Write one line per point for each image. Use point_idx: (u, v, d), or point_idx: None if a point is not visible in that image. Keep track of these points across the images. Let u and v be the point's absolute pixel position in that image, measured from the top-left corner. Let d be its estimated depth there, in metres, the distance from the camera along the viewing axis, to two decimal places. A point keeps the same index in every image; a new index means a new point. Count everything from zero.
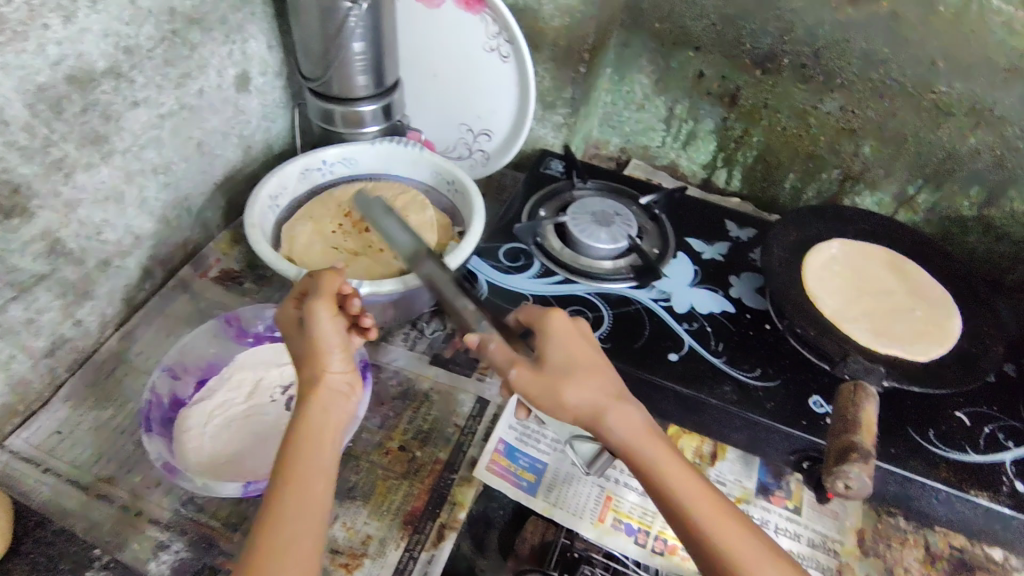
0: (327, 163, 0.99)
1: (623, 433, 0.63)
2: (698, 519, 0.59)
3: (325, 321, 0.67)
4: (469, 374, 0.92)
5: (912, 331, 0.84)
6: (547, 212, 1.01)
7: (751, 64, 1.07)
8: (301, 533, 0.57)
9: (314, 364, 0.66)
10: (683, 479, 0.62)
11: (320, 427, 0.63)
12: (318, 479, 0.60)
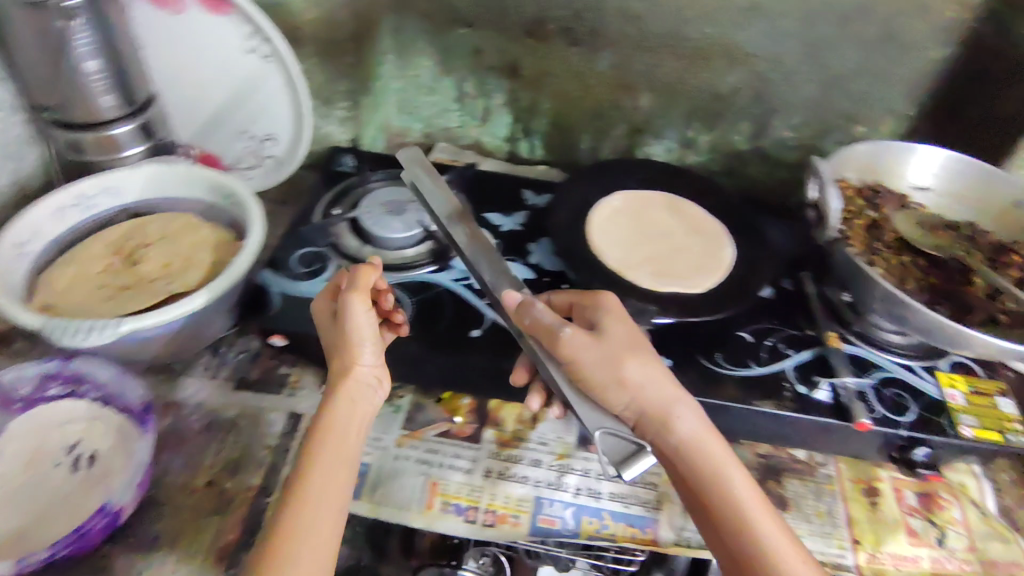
0: (85, 198, 0.90)
1: (691, 428, 0.71)
2: (723, 486, 0.68)
3: (362, 316, 0.74)
4: (279, 392, 0.89)
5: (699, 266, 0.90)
6: (340, 210, 0.98)
7: (522, 33, 1.09)
8: (324, 506, 0.64)
9: (346, 357, 0.74)
10: (711, 452, 0.70)
11: (351, 417, 0.72)
12: (337, 468, 0.67)
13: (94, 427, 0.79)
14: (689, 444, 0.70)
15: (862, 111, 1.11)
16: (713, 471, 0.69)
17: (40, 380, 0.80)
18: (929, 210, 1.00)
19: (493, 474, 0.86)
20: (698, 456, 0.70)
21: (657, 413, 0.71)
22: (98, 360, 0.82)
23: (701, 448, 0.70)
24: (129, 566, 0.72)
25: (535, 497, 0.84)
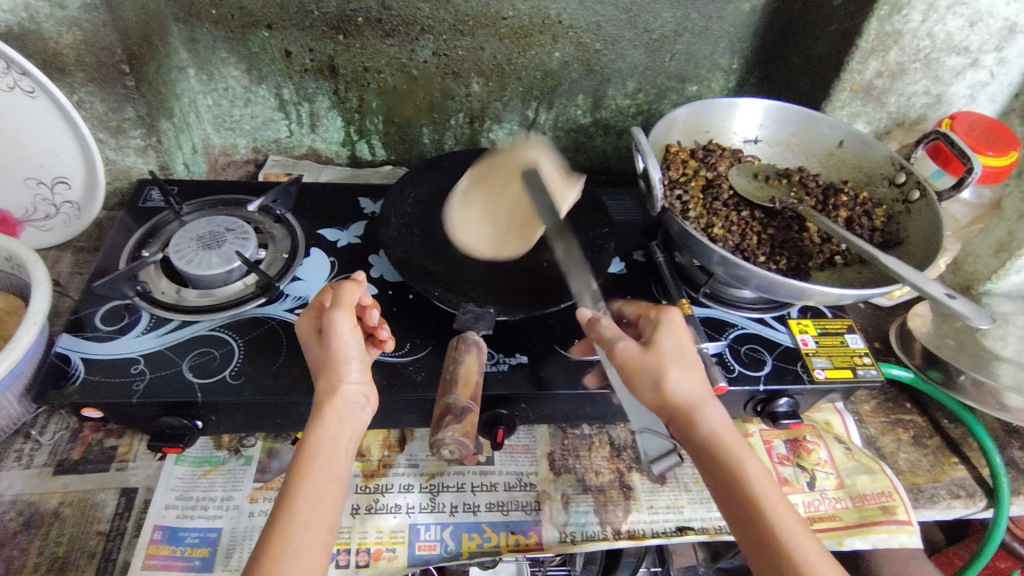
0: None
1: (716, 433, 0.66)
2: (739, 486, 0.63)
3: (347, 333, 0.68)
4: (107, 468, 0.79)
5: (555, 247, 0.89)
6: (149, 252, 0.88)
7: (328, 30, 1.01)
8: (314, 532, 0.59)
9: (330, 374, 0.68)
10: (738, 445, 0.66)
11: (339, 436, 0.65)
12: (328, 486, 0.62)
13: None
14: (709, 451, 0.65)
15: (691, 70, 1.11)
16: (727, 469, 0.64)
17: None
18: (762, 161, 1.02)
19: (361, 510, 0.80)
20: (720, 460, 0.65)
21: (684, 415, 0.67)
22: None
23: (719, 450, 0.65)
24: None
25: (410, 525, 0.79)
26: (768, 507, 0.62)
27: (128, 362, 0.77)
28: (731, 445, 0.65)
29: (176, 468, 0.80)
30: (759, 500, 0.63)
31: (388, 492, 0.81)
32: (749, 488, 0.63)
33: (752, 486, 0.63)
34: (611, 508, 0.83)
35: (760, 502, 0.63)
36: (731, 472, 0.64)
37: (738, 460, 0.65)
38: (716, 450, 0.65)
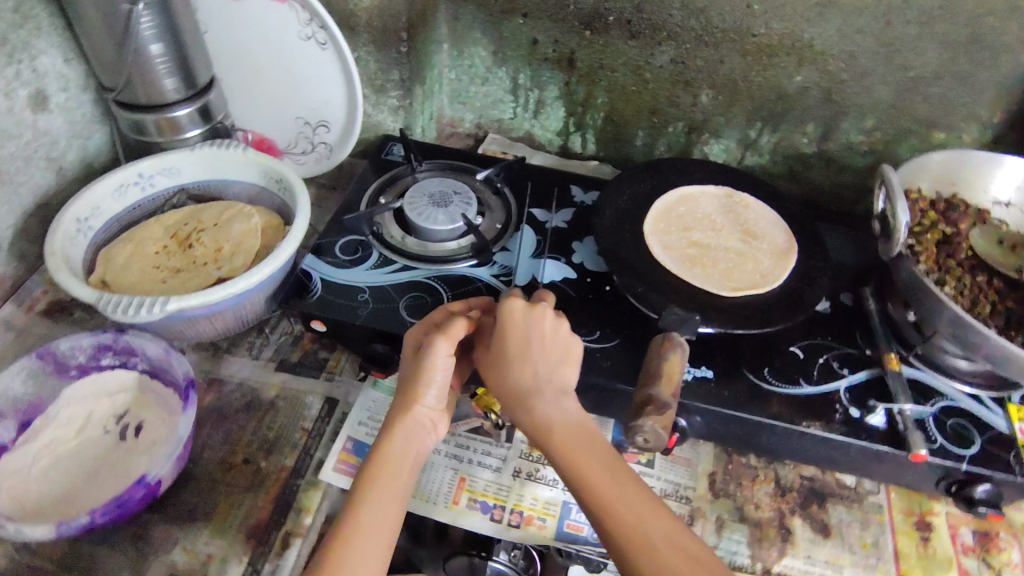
0: (145, 177, 0.92)
1: (549, 423, 0.69)
2: (577, 459, 0.67)
3: (441, 357, 0.71)
4: (318, 375, 0.90)
5: (771, 256, 0.89)
6: (386, 199, 0.98)
7: (579, 25, 1.06)
8: (372, 542, 0.64)
9: (409, 396, 0.72)
10: (580, 436, 0.69)
11: (402, 461, 0.70)
12: (391, 502, 0.67)
13: (141, 398, 0.82)
14: (543, 433, 0.69)
15: (944, 117, 1.03)
16: (558, 453, 0.68)
17: (95, 350, 0.83)
18: (1011, 227, 0.92)
19: (522, 474, 0.84)
20: (557, 445, 0.68)
21: (520, 399, 0.70)
22: (145, 335, 0.83)
23: (563, 436, 0.68)
24: (165, 539, 0.73)
25: (563, 501, 0.82)
26: (603, 489, 0.65)
27: (356, 289, 0.87)
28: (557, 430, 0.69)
29: (372, 391, 0.89)
30: (598, 481, 0.66)
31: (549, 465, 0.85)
32: (577, 476, 0.66)
33: (595, 473, 0.66)
34: (766, 545, 0.80)
35: (586, 487, 0.66)
36: (586, 470, 0.67)
37: (581, 443, 0.68)
38: (563, 437, 0.68)
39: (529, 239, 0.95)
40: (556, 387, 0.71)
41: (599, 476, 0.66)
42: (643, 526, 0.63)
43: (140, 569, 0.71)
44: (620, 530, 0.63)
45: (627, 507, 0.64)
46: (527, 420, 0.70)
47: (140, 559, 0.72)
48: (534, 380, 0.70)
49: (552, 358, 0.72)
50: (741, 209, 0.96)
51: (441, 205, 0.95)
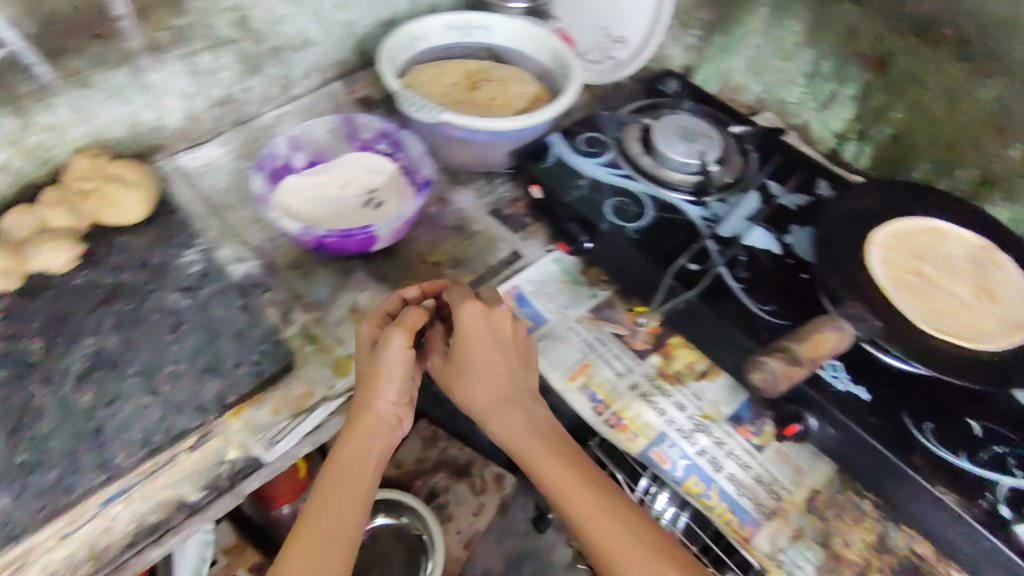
0: (468, 27, 1.11)
1: (514, 433, 0.77)
2: (543, 463, 0.75)
3: (395, 349, 0.76)
4: (514, 233, 1.01)
5: (998, 324, 0.80)
6: (641, 119, 1.06)
7: (909, 30, 1.02)
8: (331, 550, 0.71)
9: (367, 397, 0.77)
10: (545, 448, 0.76)
11: (366, 454, 0.76)
12: (347, 495, 0.74)
13: (389, 183, 1.01)
14: (510, 441, 0.78)
15: None
16: (528, 460, 0.76)
17: (379, 134, 1.06)
18: None
19: (637, 391, 0.87)
20: (529, 452, 0.76)
21: (480, 406, 0.78)
22: (414, 138, 1.04)
23: (528, 441, 0.77)
24: (361, 283, 0.94)
25: (661, 431, 0.84)
26: (572, 493, 0.74)
27: (579, 174, 0.96)
28: (514, 429, 0.77)
29: (551, 263, 0.98)
30: (567, 484, 0.74)
31: (666, 397, 0.87)
32: (550, 484, 0.75)
33: (555, 475, 0.75)
34: None
35: (553, 489, 0.74)
36: (548, 471, 0.75)
37: (548, 449, 0.76)
38: (523, 444, 0.77)
39: (750, 204, 0.96)
40: (517, 399, 0.79)
41: (564, 477, 0.75)
42: (612, 532, 0.71)
43: (337, 291, 0.92)
44: (588, 531, 0.72)
45: (586, 511, 0.72)
46: (498, 426, 0.78)
47: (340, 285, 0.93)
48: (493, 395, 0.78)
49: (497, 362, 0.79)
50: (991, 270, 0.87)
51: (686, 140, 0.99)
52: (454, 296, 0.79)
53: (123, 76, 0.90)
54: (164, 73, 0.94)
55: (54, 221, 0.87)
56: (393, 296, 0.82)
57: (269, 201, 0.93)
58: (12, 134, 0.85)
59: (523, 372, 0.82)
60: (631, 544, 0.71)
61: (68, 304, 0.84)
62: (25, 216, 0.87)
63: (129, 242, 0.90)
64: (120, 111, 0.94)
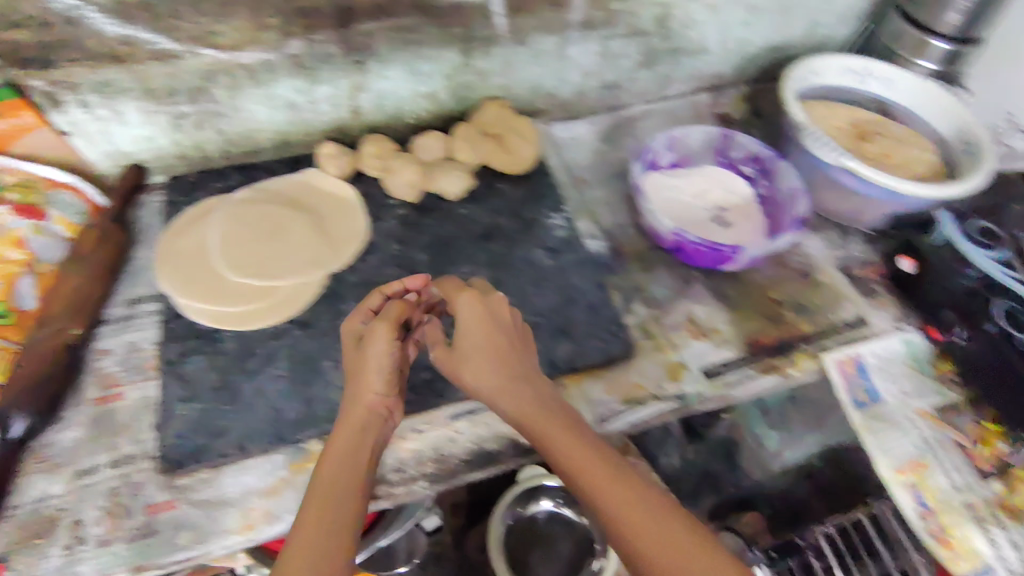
0: (868, 76, 1.06)
1: (517, 410, 0.66)
2: (568, 446, 0.63)
3: (380, 342, 0.68)
4: (864, 296, 0.96)
5: None
6: None
7: None
8: (332, 544, 0.57)
9: (356, 386, 0.67)
10: (540, 418, 0.65)
11: (361, 442, 0.64)
12: (342, 491, 0.60)
13: (745, 209, 1.01)
14: (523, 415, 0.66)
15: None
16: (551, 444, 0.64)
17: (750, 157, 1.04)
18: None
19: (973, 512, 0.80)
20: (540, 425, 0.65)
21: (489, 391, 0.67)
22: (790, 173, 0.99)
23: (546, 420, 0.65)
24: (702, 296, 0.94)
25: (992, 567, 0.76)
26: (582, 466, 0.62)
27: (968, 266, 0.89)
28: (516, 401, 0.66)
29: (899, 344, 0.92)
30: (598, 475, 0.61)
31: (1006, 532, 0.78)
32: (562, 459, 0.63)
33: (582, 459, 0.62)
34: None
35: (580, 479, 0.61)
36: (577, 462, 0.62)
37: (567, 425, 0.65)
38: (543, 428, 0.65)
39: None
40: (526, 378, 0.68)
41: (582, 454, 0.62)
42: (625, 505, 0.59)
43: (678, 296, 0.94)
44: (603, 506, 0.60)
45: (618, 502, 0.59)
46: (512, 410, 0.66)
47: (681, 291, 0.94)
48: (502, 385, 0.67)
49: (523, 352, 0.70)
50: None
51: None
52: (450, 292, 0.73)
53: (553, 41, 0.97)
54: (583, 47, 1.00)
55: (461, 154, 0.96)
56: (372, 290, 0.74)
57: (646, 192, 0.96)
58: (451, 69, 0.95)
59: (513, 313, 0.72)
60: (682, 537, 0.57)
61: (453, 231, 0.93)
62: (439, 141, 0.97)
63: (506, 190, 0.98)
64: (536, 73, 1.01)
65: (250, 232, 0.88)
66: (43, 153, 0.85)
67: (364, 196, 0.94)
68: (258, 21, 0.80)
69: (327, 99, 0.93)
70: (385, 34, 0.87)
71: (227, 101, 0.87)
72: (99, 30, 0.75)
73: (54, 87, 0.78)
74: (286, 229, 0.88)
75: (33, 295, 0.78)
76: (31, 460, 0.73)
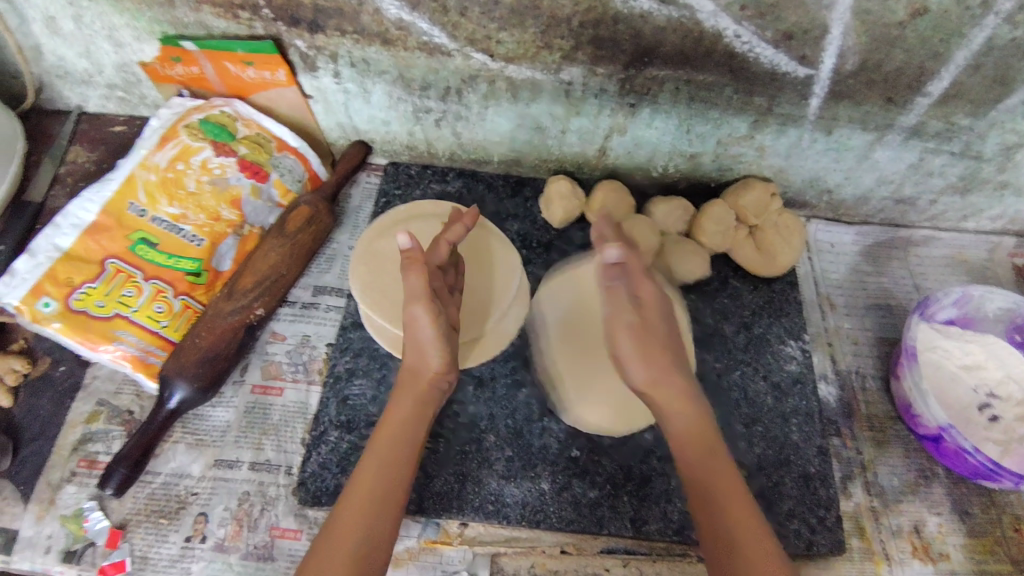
0: None
1: (665, 399, 0.61)
2: (687, 450, 0.59)
3: (426, 327, 0.60)
4: None
5: None
6: None
7: None
8: (381, 507, 0.57)
9: (419, 357, 0.62)
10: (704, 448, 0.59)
11: (419, 415, 0.61)
12: (394, 456, 0.59)
13: None
14: (660, 412, 0.61)
15: None
16: (672, 434, 0.60)
17: None
18: None
19: None
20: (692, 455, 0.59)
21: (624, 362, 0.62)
22: None
23: (675, 422, 0.60)
24: (936, 500, 0.76)
25: None
26: (695, 469, 0.58)
27: None
28: (647, 384, 0.61)
29: None
30: (708, 472, 0.58)
31: None
32: (680, 458, 0.59)
33: (699, 465, 0.58)
34: None
35: (689, 480, 0.58)
36: (691, 473, 0.58)
37: (695, 426, 0.59)
38: (669, 424, 0.61)
39: None
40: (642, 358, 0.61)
41: (699, 464, 0.58)
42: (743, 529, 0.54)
43: (905, 491, 0.76)
44: (705, 499, 0.57)
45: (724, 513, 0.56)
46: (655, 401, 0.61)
47: (911, 485, 0.77)
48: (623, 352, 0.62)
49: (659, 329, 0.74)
50: None
51: None
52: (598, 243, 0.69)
53: (862, 140, 0.79)
54: (893, 154, 0.81)
55: (703, 236, 0.81)
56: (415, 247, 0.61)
57: (917, 361, 0.77)
58: (728, 137, 0.80)
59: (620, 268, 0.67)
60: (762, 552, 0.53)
61: None
62: (680, 213, 0.82)
63: (742, 291, 0.83)
64: (819, 166, 0.84)
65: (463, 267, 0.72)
66: (281, 109, 0.80)
67: (581, 248, 0.84)
68: (544, 40, 0.69)
69: (578, 131, 0.81)
70: (674, 85, 0.73)
71: (475, 108, 0.78)
72: (381, 9, 0.67)
73: (314, 52, 0.72)
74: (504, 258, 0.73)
75: (232, 258, 0.74)
76: (181, 429, 0.70)
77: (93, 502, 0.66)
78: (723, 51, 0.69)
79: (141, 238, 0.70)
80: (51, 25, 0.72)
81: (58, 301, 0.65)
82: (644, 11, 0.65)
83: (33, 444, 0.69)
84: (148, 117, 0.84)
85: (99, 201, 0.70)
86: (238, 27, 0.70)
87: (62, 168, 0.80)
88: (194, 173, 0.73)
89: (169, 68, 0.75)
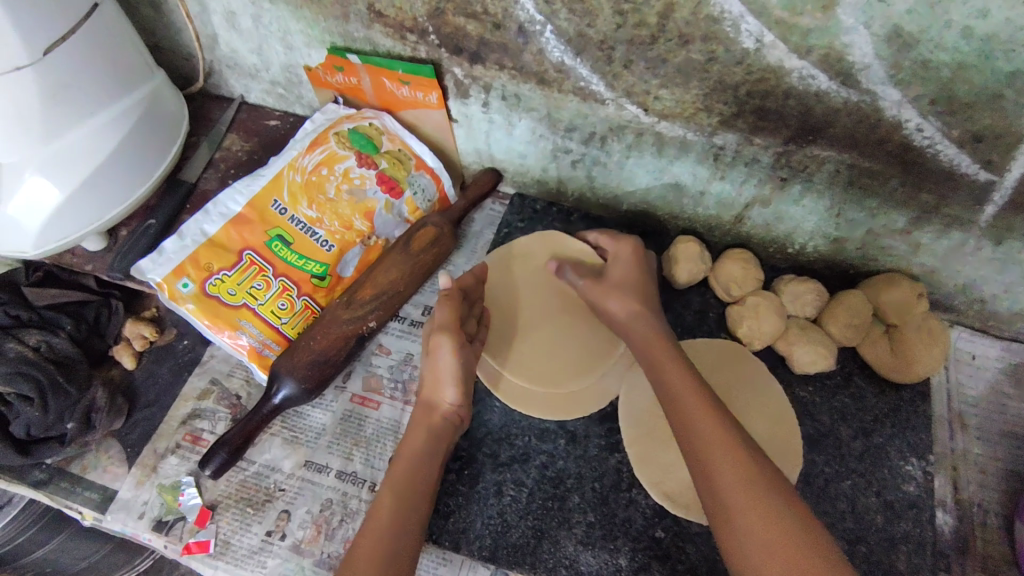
0: None
1: (671, 388, 0.61)
2: (694, 417, 0.57)
3: (446, 353, 0.64)
4: None
5: None
6: None
7: None
8: (400, 532, 0.56)
9: (433, 391, 0.65)
10: (682, 382, 0.61)
11: (434, 450, 0.62)
12: (413, 485, 0.60)
13: None
14: (675, 395, 0.60)
15: None
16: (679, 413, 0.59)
17: None
18: None
19: None
20: (656, 351, 0.65)
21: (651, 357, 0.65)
22: None
23: (688, 400, 0.59)
24: None
25: None
26: (706, 442, 0.55)
27: None
28: (666, 371, 0.63)
29: None
30: (718, 434, 0.56)
31: None
32: (694, 435, 0.57)
33: (708, 429, 0.56)
34: None
35: (696, 450, 0.56)
36: (699, 442, 0.56)
37: (706, 405, 0.59)
38: (679, 401, 0.60)
39: None
40: (662, 358, 0.65)
41: (708, 431, 0.56)
42: (753, 499, 0.51)
43: None
44: (710, 464, 0.54)
45: (732, 475, 0.53)
46: (668, 386, 0.61)
47: None
48: (648, 357, 0.65)
49: (745, 385, 0.75)
50: None
51: None
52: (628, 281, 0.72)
53: None
54: None
55: (834, 327, 0.76)
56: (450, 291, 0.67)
57: None
58: (882, 228, 0.74)
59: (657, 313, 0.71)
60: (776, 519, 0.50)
61: None
62: (813, 297, 0.77)
63: (865, 393, 0.77)
64: (978, 273, 0.76)
65: (526, 318, 0.76)
66: (425, 128, 0.82)
67: (698, 316, 0.81)
68: (705, 102, 0.66)
69: (717, 194, 0.77)
70: (835, 166, 0.69)
71: (616, 157, 0.77)
72: (544, 50, 0.66)
73: (470, 80, 0.73)
74: (554, 289, 0.78)
75: (355, 265, 0.76)
76: (280, 423, 0.72)
77: (190, 478, 0.69)
78: (899, 141, 0.64)
79: (278, 234, 0.73)
80: (233, 21, 0.76)
81: (195, 283, 0.69)
82: (820, 90, 0.61)
83: (146, 409, 0.74)
84: (302, 115, 0.89)
85: (247, 194, 0.73)
86: (403, 48, 0.72)
87: (216, 153, 0.85)
88: (336, 181, 0.75)
89: (330, 75, 0.78)
